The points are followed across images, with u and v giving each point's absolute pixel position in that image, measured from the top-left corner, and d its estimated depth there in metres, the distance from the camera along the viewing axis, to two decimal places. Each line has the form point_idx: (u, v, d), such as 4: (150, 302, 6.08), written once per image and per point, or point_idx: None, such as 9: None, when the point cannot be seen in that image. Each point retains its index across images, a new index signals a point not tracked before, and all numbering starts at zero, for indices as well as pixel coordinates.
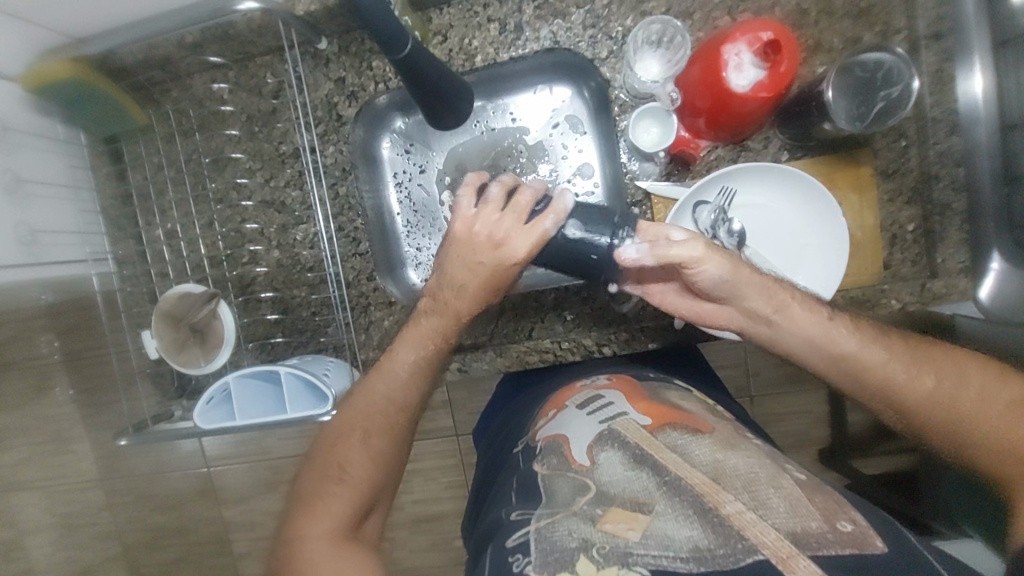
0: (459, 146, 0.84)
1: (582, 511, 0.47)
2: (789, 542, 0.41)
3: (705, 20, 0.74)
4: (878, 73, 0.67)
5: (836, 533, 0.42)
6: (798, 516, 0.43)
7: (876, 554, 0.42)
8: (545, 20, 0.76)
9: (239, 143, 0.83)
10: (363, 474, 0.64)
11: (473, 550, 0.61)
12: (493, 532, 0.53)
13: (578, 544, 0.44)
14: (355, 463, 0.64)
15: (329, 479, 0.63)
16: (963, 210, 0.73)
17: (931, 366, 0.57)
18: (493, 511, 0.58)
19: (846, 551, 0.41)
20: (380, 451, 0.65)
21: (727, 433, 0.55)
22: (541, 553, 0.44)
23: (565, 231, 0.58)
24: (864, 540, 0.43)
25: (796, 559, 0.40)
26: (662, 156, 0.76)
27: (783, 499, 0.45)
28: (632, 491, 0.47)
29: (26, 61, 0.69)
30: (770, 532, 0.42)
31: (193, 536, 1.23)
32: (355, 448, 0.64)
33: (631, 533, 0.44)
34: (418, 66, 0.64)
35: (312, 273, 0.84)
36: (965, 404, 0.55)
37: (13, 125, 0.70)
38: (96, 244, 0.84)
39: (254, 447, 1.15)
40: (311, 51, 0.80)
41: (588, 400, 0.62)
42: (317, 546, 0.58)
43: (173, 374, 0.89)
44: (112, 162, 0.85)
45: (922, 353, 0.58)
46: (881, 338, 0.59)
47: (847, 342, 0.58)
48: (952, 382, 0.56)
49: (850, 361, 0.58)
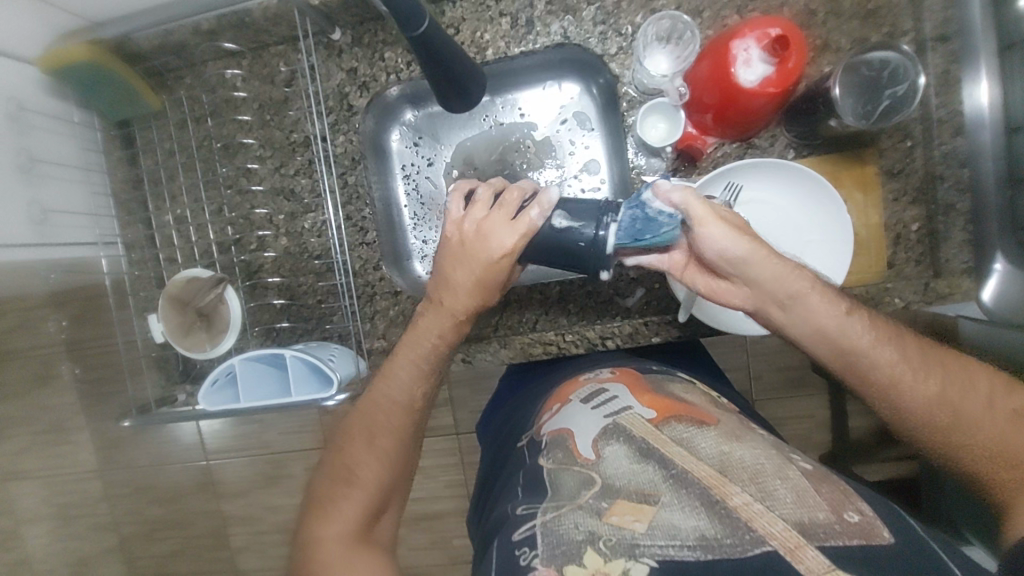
0: (467, 140, 0.86)
1: (588, 505, 0.47)
2: (797, 532, 0.41)
3: (714, 18, 0.75)
4: (884, 72, 0.68)
5: (843, 524, 0.42)
6: (806, 507, 0.43)
7: (882, 545, 0.42)
8: (556, 16, 0.77)
9: (251, 130, 0.84)
10: (376, 477, 0.65)
11: (479, 545, 0.61)
12: (499, 527, 0.53)
13: (584, 537, 0.44)
14: (368, 468, 0.65)
15: (343, 483, 0.64)
16: (967, 210, 0.73)
17: (940, 366, 0.58)
18: (499, 506, 0.58)
19: (855, 542, 0.41)
20: (392, 455, 0.66)
21: (732, 424, 0.56)
22: (548, 546, 0.45)
23: (552, 222, 0.59)
24: (870, 531, 0.43)
25: (805, 550, 0.40)
26: (669, 151, 0.77)
27: (791, 490, 0.45)
28: (638, 483, 0.47)
29: (44, 44, 0.73)
30: (778, 523, 0.42)
31: (192, 530, 1.21)
32: (366, 454, 0.65)
33: (637, 526, 0.44)
34: (432, 49, 0.64)
35: (320, 260, 0.84)
36: (977, 402, 0.56)
37: (26, 105, 0.72)
38: (106, 227, 0.85)
39: (255, 440, 1.15)
40: (325, 42, 0.81)
41: (592, 395, 0.62)
42: (331, 551, 0.59)
43: (177, 359, 0.88)
44: (125, 147, 0.86)
45: (935, 354, 0.59)
46: (896, 337, 0.58)
47: (862, 335, 0.58)
48: (958, 384, 0.57)
49: (858, 355, 0.58)
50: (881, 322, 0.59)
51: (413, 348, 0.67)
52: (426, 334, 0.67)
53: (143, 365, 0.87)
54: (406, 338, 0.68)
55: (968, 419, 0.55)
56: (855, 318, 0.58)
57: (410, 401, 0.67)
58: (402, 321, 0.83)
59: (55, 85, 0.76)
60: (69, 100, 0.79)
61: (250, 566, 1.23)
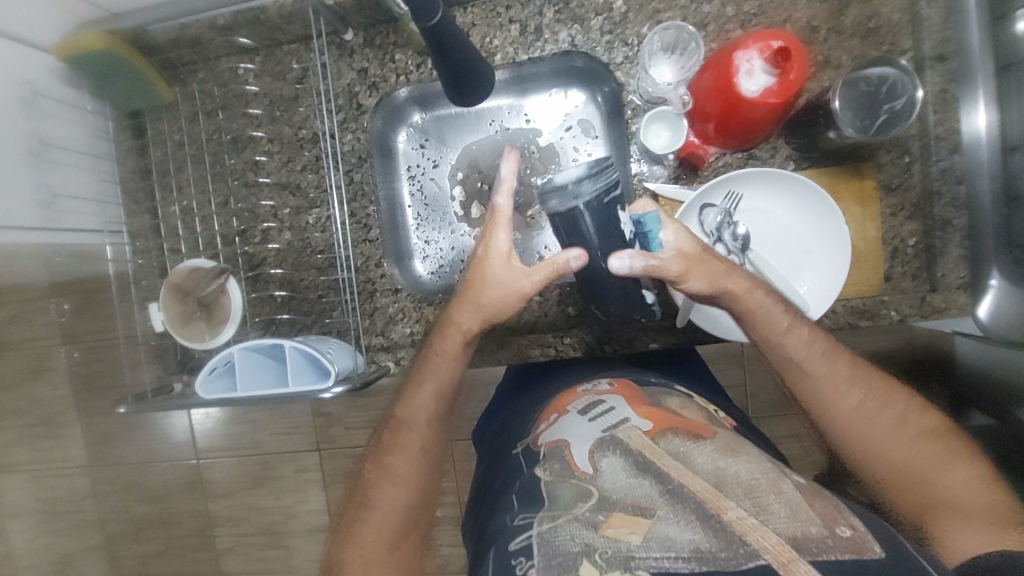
0: (473, 143, 0.87)
1: (584, 517, 0.46)
2: (790, 547, 0.41)
3: (719, 31, 0.76)
4: (882, 87, 0.70)
5: (835, 539, 0.42)
6: (798, 522, 0.43)
7: (875, 560, 0.42)
8: (565, 24, 0.79)
9: (261, 123, 0.85)
10: (393, 501, 0.64)
11: (474, 557, 0.60)
12: (495, 538, 0.52)
13: (580, 549, 0.44)
14: (384, 492, 0.64)
15: (360, 508, 0.63)
16: (963, 226, 0.74)
17: (864, 384, 0.63)
18: (495, 516, 0.57)
19: (846, 556, 0.41)
20: (409, 480, 0.65)
21: (727, 438, 0.56)
22: (545, 557, 0.44)
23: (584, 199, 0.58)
24: (862, 545, 0.43)
25: (797, 564, 0.40)
26: (671, 159, 0.79)
27: (784, 505, 0.45)
28: (634, 496, 0.47)
29: (62, 31, 0.74)
30: (772, 537, 0.42)
31: (178, 529, 1.17)
32: (382, 476, 0.65)
33: (633, 537, 0.43)
34: (444, 36, 0.63)
35: (323, 256, 0.85)
36: (888, 422, 0.61)
37: (40, 91, 0.73)
38: (112, 215, 0.85)
39: (246, 440, 1.14)
40: (337, 42, 0.83)
41: (588, 406, 0.61)
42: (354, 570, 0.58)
43: (175, 349, 0.88)
44: (134, 137, 0.87)
45: (862, 371, 0.64)
46: (835, 350, 0.65)
47: (801, 342, 0.64)
48: (876, 403, 0.62)
49: (797, 357, 0.64)
50: (820, 335, 0.65)
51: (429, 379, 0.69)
52: (443, 358, 0.68)
53: (141, 356, 0.87)
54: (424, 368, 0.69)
55: (880, 433, 0.61)
56: (798, 327, 0.64)
57: (436, 425, 0.68)
58: (400, 319, 0.85)
59: (70, 73, 0.77)
60: (82, 88, 0.80)
61: (234, 569, 1.20)
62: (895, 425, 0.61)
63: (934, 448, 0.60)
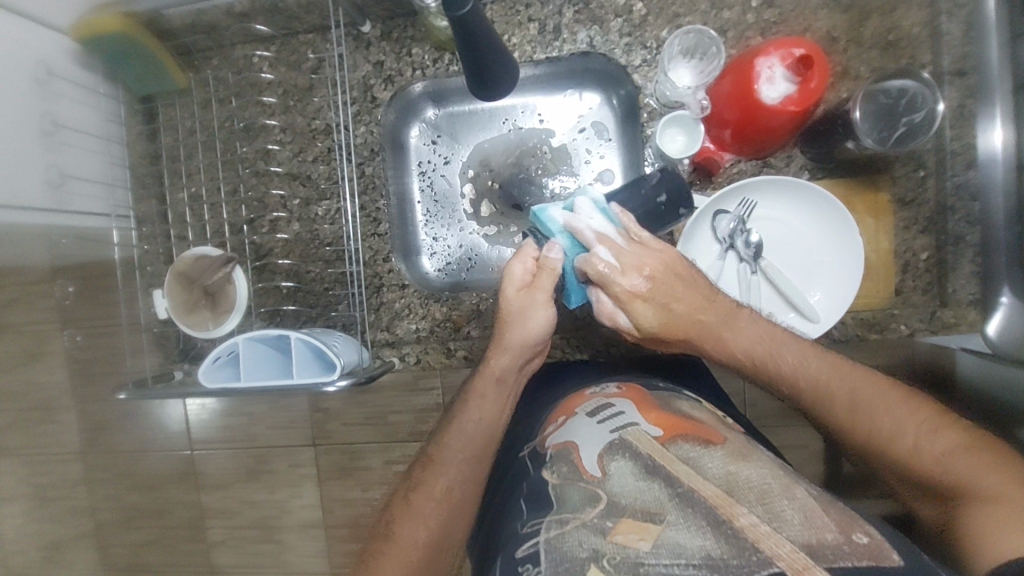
0: (484, 141, 0.86)
1: (592, 523, 0.46)
2: (805, 554, 0.40)
3: (738, 38, 0.76)
4: (901, 100, 0.70)
5: (851, 545, 0.42)
6: (814, 529, 0.43)
7: (893, 567, 0.41)
8: (584, 25, 0.79)
9: (274, 113, 0.85)
10: (417, 537, 0.56)
11: (479, 561, 0.59)
12: (503, 545, 0.51)
13: (588, 554, 0.43)
14: (410, 527, 0.56)
15: (381, 540, 0.56)
16: (976, 242, 0.75)
17: (864, 395, 0.58)
18: (503, 520, 0.56)
19: (863, 563, 0.40)
20: (436, 511, 0.57)
21: (738, 444, 0.55)
22: (552, 563, 0.44)
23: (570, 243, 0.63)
24: (879, 553, 0.42)
25: (813, 571, 0.38)
26: (686, 164, 0.78)
27: (797, 511, 0.44)
28: (643, 502, 0.46)
29: (78, 13, 0.74)
30: (785, 544, 0.41)
31: (166, 520, 1.12)
32: (413, 511, 0.57)
33: (642, 544, 0.42)
34: (470, 27, 0.61)
35: (330, 248, 0.85)
36: (905, 435, 0.56)
37: (55, 71, 0.72)
38: (120, 199, 0.85)
39: (241, 433, 1.08)
40: (354, 34, 0.83)
41: (599, 408, 0.61)
42: None
43: (177, 337, 0.87)
44: (145, 122, 0.86)
45: (867, 383, 0.59)
46: (828, 364, 0.61)
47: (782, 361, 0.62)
48: (887, 415, 0.57)
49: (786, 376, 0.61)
50: (811, 350, 0.62)
51: (480, 396, 0.65)
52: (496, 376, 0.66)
53: (144, 343, 0.86)
54: (473, 396, 0.65)
55: (899, 445, 0.56)
56: (777, 344, 0.62)
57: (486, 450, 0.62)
58: (407, 315, 0.84)
59: (85, 55, 0.76)
60: (94, 69, 0.79)
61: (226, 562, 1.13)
62: (915, 434, 0.56)
63: (960, 455, 0.53)
